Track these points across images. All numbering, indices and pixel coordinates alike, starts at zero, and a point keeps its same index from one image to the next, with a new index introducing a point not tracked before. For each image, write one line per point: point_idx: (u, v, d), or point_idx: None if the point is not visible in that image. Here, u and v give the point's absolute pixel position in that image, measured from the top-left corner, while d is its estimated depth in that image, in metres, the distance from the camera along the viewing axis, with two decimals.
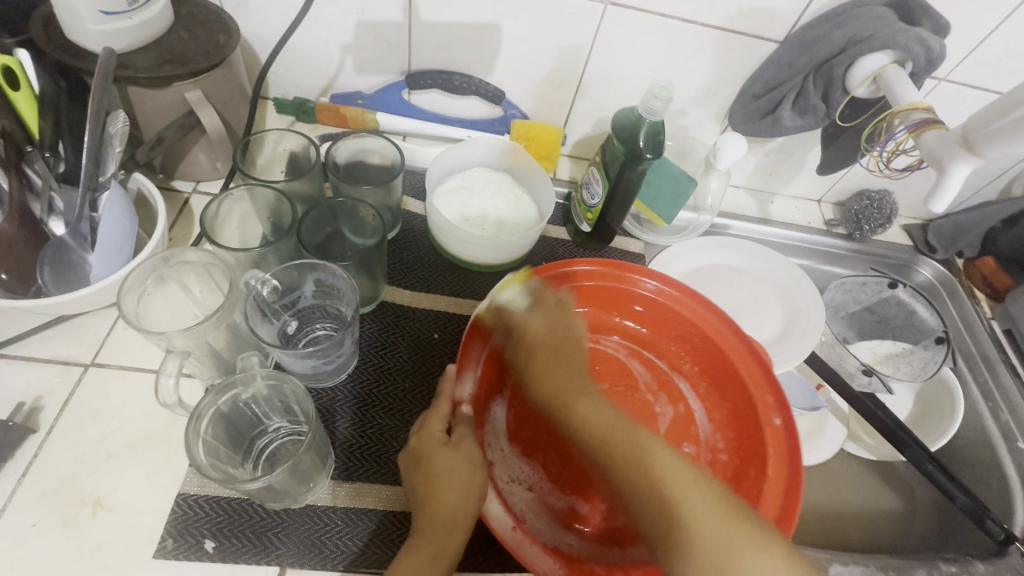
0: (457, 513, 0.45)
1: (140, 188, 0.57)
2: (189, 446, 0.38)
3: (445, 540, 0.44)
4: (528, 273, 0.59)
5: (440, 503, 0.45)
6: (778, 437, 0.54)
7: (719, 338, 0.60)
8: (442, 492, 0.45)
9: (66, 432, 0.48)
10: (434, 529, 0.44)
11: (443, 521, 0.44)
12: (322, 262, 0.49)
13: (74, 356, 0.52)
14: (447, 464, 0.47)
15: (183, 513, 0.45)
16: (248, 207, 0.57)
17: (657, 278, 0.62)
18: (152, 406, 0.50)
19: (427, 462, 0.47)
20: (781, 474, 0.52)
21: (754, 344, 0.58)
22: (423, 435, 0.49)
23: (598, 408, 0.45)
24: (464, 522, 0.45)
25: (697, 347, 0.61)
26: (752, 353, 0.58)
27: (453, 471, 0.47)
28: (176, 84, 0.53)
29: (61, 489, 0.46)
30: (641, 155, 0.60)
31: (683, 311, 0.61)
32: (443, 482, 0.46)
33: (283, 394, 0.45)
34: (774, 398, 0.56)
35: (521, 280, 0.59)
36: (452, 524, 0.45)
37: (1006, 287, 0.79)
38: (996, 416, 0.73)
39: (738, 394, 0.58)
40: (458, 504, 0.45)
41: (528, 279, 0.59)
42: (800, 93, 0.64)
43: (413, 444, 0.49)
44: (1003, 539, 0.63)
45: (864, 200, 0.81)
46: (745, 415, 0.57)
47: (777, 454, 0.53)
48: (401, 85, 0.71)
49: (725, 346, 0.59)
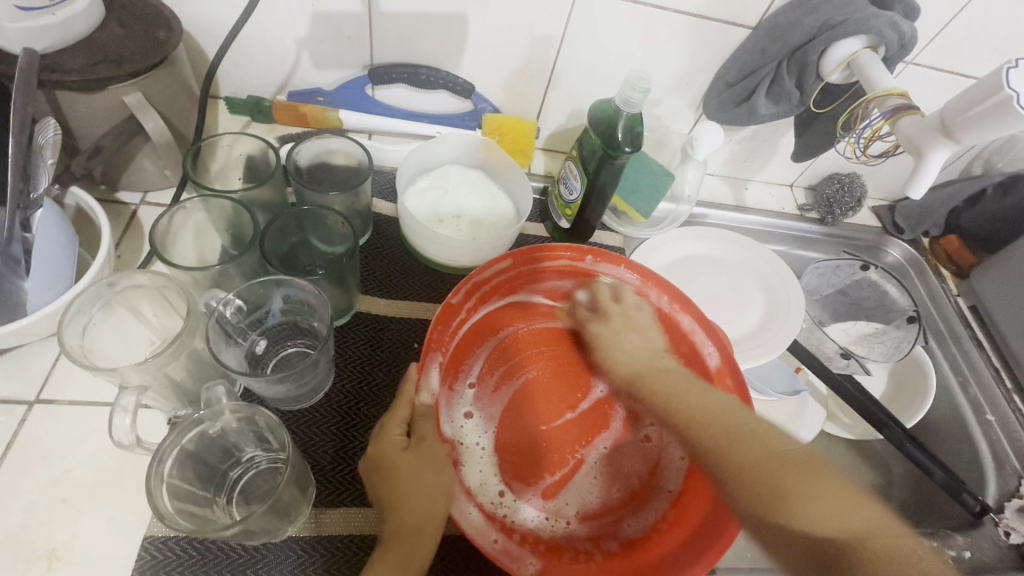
0: (423, 520, 0.43)
1: (80, 204, 0.52)
2: (152, 495, 0.34)
3: (414, 547, 0.41)
4: (504, 259, 0.56)
5: (406, 510, 0.43)
6: None
7: (685, 319, 0.58)
8: (407, 499, 0.43)
9: (12, 477, 0.43)
10: (403, 538, 0.42)
11: (410, 531, 0.42)
12: (289, 278, 0.46)
13: (14, 394, 0.47)
14: (409, 469, 0.44)
15: (150, 558, 0.42)
16: (202, 218, 0.53)
17: (628, 266, 0.60)
18: (108, 443, 0.46)
19: (387, 469, 0.44)
20: None
21: (720, 332, 0.56)
22: (381, 439, 0.45)
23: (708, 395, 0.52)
24: (433, 528, 0.42)
25: (669, 335, 0.59)
26: (717, 342, 0.56)
27: (417, 477, 0.44)
28: (111, 87, 0.48)
29: (11, 543, 0.41)
30: (620, 148, 0.58)
31: (652, 300, 0.60)
32: (406, 489, 0.43)
33: (255, 424, 0.42)
34: (734, 382, 0.55)
35: (480, 266, 0.55)
36: (418, 529, 0.42)
37: (970, 264, 0.82)
38: (965, 390, 0.75)
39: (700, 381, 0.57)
40: (426, 508, 0.43)
41: (502, 268, 0.56)
42: (773, 81, 0.64)
43: (373, 449, 0.46)
44: (979, 511, 0.66)
45: (835, 184, 0.82)
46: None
47: None
48: (364, 80, 0.67)
49: (697, 339, 0.58)
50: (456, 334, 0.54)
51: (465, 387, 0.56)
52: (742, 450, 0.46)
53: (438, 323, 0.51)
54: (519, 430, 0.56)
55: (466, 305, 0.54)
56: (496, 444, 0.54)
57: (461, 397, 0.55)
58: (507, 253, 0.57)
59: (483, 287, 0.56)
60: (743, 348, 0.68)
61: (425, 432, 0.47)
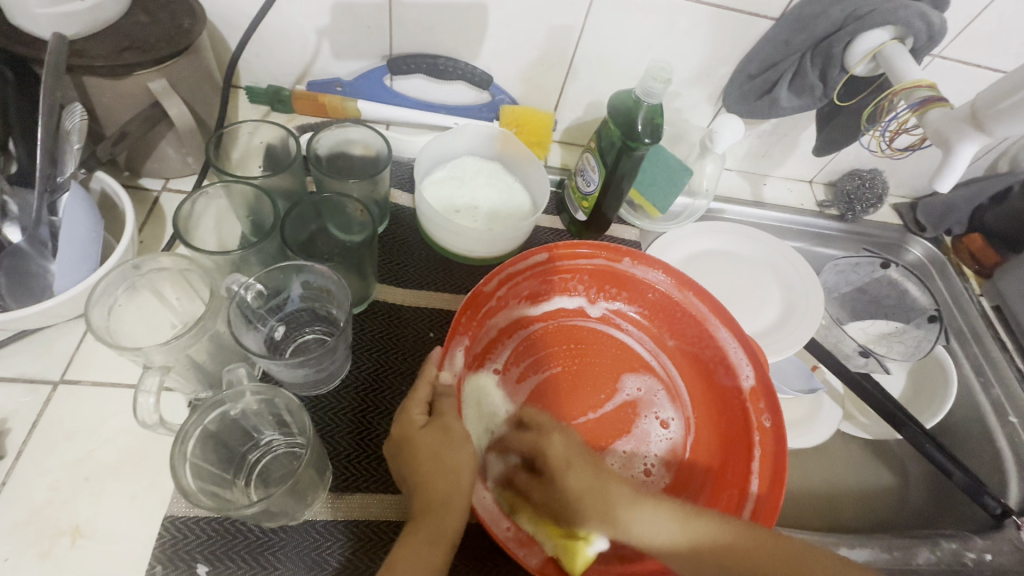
0: (448, 501, 0.42)
1: (104, 188, 0.53)
2: (176, 473, 0.35)
3: (441, 523, 0.41)
4: (532, 252, 0.57)
5: (432, 486, 0.42)
6: (767, 438, 0.52)
7: (720, 330, 0.57)
8: (430, 477, 0.42)
9: (37, 454, 0.44)
10: (430, 516, 0.41)
11: (437, 508, 0.41)
12: (309, 263, 0.46)
13: (41, 374, 0.48)
14: (432, 448, 0.43)
15: (171, 536, 0.42)
16: (224, 204, 0.54)
17: (661, 267, 0.59)
18: (130, 423, 0.47)
19: (409, 447, 0.43)
20: (766, 476, 0.51)
21: (757, 352, 0.55)
22: (402, 419, 0.45)
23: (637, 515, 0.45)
24: (459, 505, 0.42)
25: (702, 341, 0.58)
26: (753, 360, 0.55)
27: (440, 454, 0.43)
28: (137, 73, 0.49)
29: (35, 519, 0.42)
30: (638, 139, 0.57)
31: (686, 305, 0.59)
32: (429, 469, 0.42)
33: (275, 407, 0.42)
34: (767, 401, 0.54)
35: (514, 258, 0.56)
36: (445, 504, 0.42)
37: (994, 263, 0.80)
38: (987, 391, 0.74)
39: (731, 400, 0.56)
40: (450, 486, 0.42)
41: (527, 258, 0.57)
42: (797, 72, 0.62)
43: (396, 429, 0.45)
44: (1000, 513, 0.64)
45: (856, 180, 0.81)
46: (734, 417, 0.55)
47: (764, 454, 0.52)
48: (382, 70, 0.67)
49: (731, 352, 0.56)
50: (483, 322, 0.56)
51: (488, 376, 0.56)
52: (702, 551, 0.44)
53: (465, 309, 0.53)
54: None
55: (495, 293, 0.56)
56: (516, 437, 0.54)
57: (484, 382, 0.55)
58: (543, 246, 0.58)
59: (510, 277, 0.57)
60: (760, 343, 0.67)
61: (447, 410, 0.46)
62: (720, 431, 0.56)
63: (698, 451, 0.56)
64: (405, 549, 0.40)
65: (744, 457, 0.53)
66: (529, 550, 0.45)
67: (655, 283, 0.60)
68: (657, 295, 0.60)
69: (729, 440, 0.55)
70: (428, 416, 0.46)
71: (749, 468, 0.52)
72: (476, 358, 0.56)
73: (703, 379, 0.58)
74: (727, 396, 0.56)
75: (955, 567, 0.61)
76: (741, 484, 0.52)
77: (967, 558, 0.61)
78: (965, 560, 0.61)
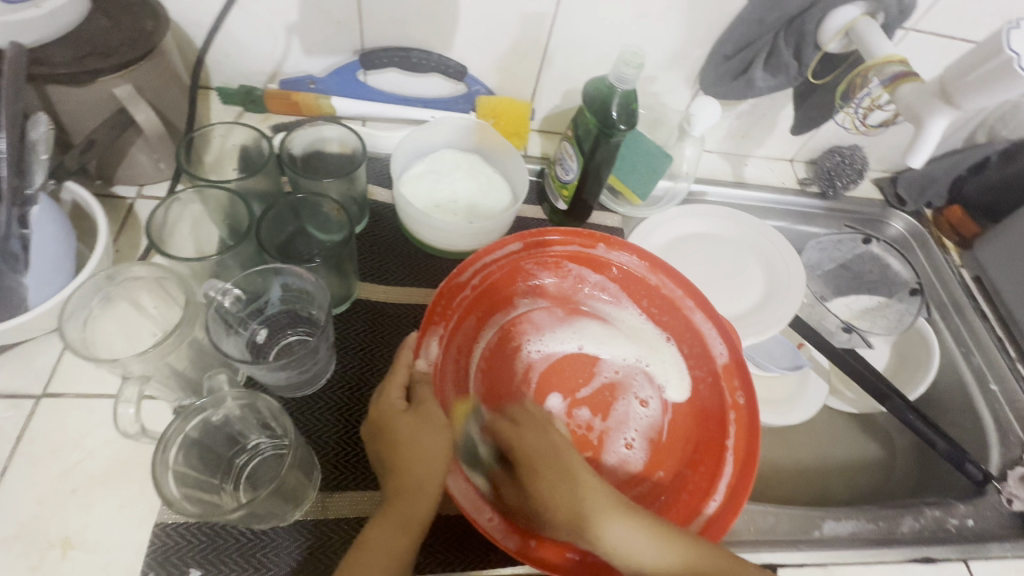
0: (420, 489, 0.41)
1: (76, 199, 0.52)
2: (159, 482, 0.35)
3: (414, 508, 0.41)
4: (508, 239, 0.57)
5: (406, 472, 0.42)
6: (741, 414, 0.53)
7: (694, 312, 0.57)
8: (406, 460, 0.42)
9: (23, 468, 0.44)
10: (403, 498, 0.41)
11: (410, 492, 0.41)
12: (286, 265, 0.46)
13: (22, 389, 0.47)
14: (410, 433, 0.43)
15: (163, 543, 0.42)
16: (199, 209, 0.54)
17: (631, 248, 0.59)
18: (115, 434, 0.47)
19: (388, 430, 0.43)
20: (739, 448, 0.52)
21: (730, 330, 0.56)
22: (383, 401, 0.45)
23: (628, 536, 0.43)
24: (433, 489, 0.42)
25: (675, 324, 0.59)
26: (726, 338, 0.55)
27: (418, 439, 0.43)
28: (102, 79, 0.48)
29: (25, 534, 0.42)
30: (614, 126, 0.58)
31: (660, 288, 0.59)
32: (405, 452, 0.42)
33: (258, 411, 0.42)
34: (741, 379, 0.54)
35: (487, 248, 0.56)
36: (419, 489, 0.41)
37: (974, 235, 0.81)
38: (969, 360, 0.75)
39: (706, 376, 0.56)
40: (426, 473, 0.42)
41: (501, 244, 0.57)
42: (771, 52, 0.62)
43: (374, 413, 0.45)
44: (982, 479, 0.65)
45: (836, 156, 0.82)
46: (708, 398, 0.56)
47: (738, 429, 0.52)
48: (355, 65, 0.66)
49: (704, 331, 0.57)
50: (460, 313, 0.55)
51: (470, 368, 0.56)
52: None
53: (439, 299, 0.53)
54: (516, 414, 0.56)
55: (470, 283, 0.56)
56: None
57: (461, 375, 0.55)
58: (515, 234, 0.58)
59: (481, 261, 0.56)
60: (741, 323, 0.68)
61: (425, 399, 0.46)
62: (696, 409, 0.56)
63: (675, 433, 0.56)
64: (376, 531, 0.40)
65: (719, 434, 0.53)
66: (508, 535, 0.46)
67: (626, 266, 0.60)
68: (630, 278, 0.60)
69: (705, 418, 0.55)
70: (407, 401, 0.46)
71: (723, 442, 0.53)
72: (457, 349, 0.55)
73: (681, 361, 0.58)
74: (702, 375, 0.57)
75: (939, 533, 0.60)
76: (717, 461, 0.52)
77: (949, 525, 0.61)
78: (949, 527, 0.61)
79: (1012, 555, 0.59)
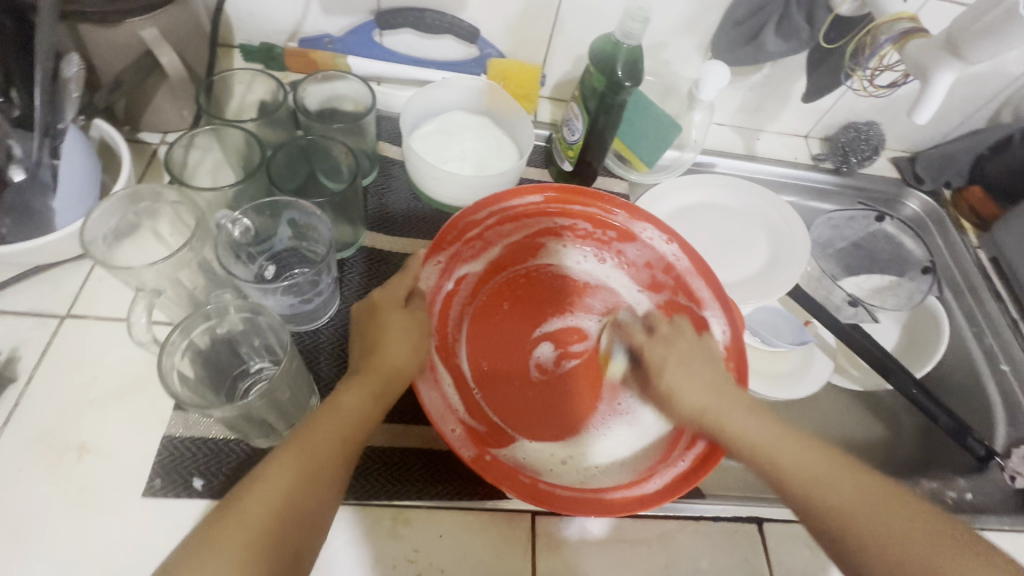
0: (398, 371, 0.43)
1: (103, 136, 0.56)
2: (164, 376, 0.37)
3: (389, 383, 0.43)
4: (524, 187, 0.58)
5: (385, 352, 0.44)
6: None
7: (702, 286, 0.58)
8: (387, 342, 0.44)
9: (46, 379, 0.48)
10: (375, 373, 0.43)
11: (386, 370, 0.43)
12: (293, 200, 0.48)
13: (48, 309, 0.51)
14: (397, 322, 0.45)
15: (169, 454, 0.45)
16: (219, 155, 0.58)
17: (650, 221, 0.60)
18: (131, 355, 0.50)
19: (377, 314, 0.46)
20: None
21: (735, 311, 0.55)
22: (386, 291, 0.47)
23: (687, 384, 0.50)
24: (404, 375, 0.44)
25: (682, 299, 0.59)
26: (730, 319, 0.55)
27: (405, 328, 0.45)
28: (129, 21, 0.50)
29: (44, 436, 0.45)
30: (620, 84, 0.58)
31: (674, 260, 0.60)
32: (390, 335, 0.44)
33: (259, 328, 0.44)
34: (736, 361, 0.54)
35: (509, 193, 0.58)
36: (395, 371, 0.43)
37: (994, 216, 0.79)
38: (980, 340, 0.73)
39: None
40: (405, 359, 0.44)
41: (515, 190, 0.59)
42: (783, 16, 0.62)
43: (373, 296, 0.47)
44: (984, 456, 0.64)
45: (851, 132, 0.81)
46: None
47: None
48: (371, 26, 0.68)
49: (706, 308, 0.57)
50: (468, 250, 0.58)
51: (471, 305, 0.59)
52: (714, 407, 0.48)
53: (451, 226, 0.55)
54: (507, 356, 0.58)
55: (483, 223, 0.58)
56: (485, 364, 0.57)
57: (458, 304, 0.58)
58: (538, 187, 0.59)
59: (497, 204, 0.58)
60: (742, 290, 0.68)
61: (419, 307, 0.48)
62: None
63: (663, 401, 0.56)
64: (350, 394, 0.41)
65: None
66: (467, 445, 0.46)
67: (649, 236, 0.61)
68: (650, 251, 0.61)
69: None
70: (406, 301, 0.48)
71: None
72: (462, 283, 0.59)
73: None
74: None
75: None
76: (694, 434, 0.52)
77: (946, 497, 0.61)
78: None
79: (1009, 529, 0.58)
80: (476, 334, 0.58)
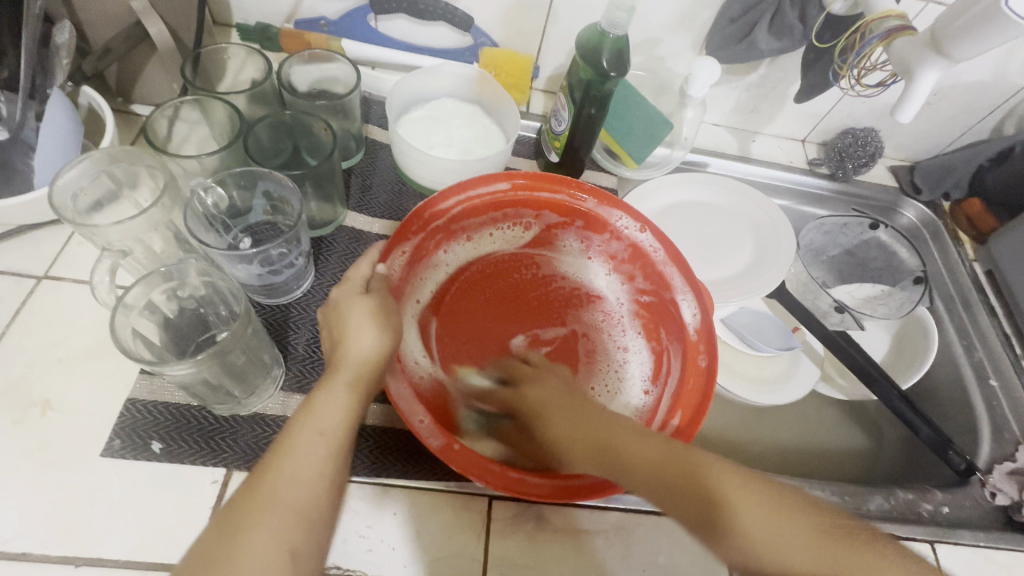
0: (366, 359, 0.42)
1: (91, 104, 0.56)
2: (115, 329, 0.38)
3: (357, 371, 0.41)
4: (499, 174, 0.58)
5: (350, 341, 0.42)
6: (699, 374, 0.53)
7: (674, 275, 0.58)
8: (351, 330, 0.43)
9: (18, 336, 0.48)
10: (345, 364, 0.41)
11: (352, 361, 0.41)
12: (266, 170, 0.49)
13: (26, 269, 0.52)
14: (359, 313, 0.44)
15: (131, 417, 0.46)
16: (207, 129, 0.59)
17: (623, 209, 0.59)
18: (103, 318, 0.50)
19: (342, 306, 0.44)
20: (690, 405, 0.52)
21: (705, 298, 0.56)
22: (347, 284, 0.47)
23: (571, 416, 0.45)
24: (372, 363, 0.42)
25: (655, 287, 0.59)
26: (700, 305, 0.56)
27: (366, 316, 0.44)
28: None
29: (10, 392, 0.46)
30: (606, 74, 0.58)
31: (649, 250, 0.59)
32: (354, 322, 0.43)
33: (220, 292, 0.44)
34: (707, 345, 0.54)
35: (478, 180, 0.57)
36: (364, 359, 0.42)
37: (991, 229, 0.78)
38: (970, 354, 0.72)
39: (676, 337, 0.57)
40: (373, 346, 0.42)
41: (493, 177, 0.57)
42: (776, 14, 0.61)
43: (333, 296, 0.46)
44: (965, 470, 0.63)
45: (850, 137, 0.79)
46: (675, 360, 0.56)
47: (692, 388, 0.53)
48: (366, 9, 0.69)
49: (678, 296, 0.57)
50: (439, 238, 0.57)
51: (443, 294, 0.58)
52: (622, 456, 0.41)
53: (416, 215, 0.54)
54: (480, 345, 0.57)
55: (451, 211, 0.57)
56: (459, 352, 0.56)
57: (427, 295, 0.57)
58: (505, 173, 0.58)
59: (468, 190, 0.57)
60: (723, 289, 0.67)
61: (383, 292, 0.47)
62: (660, 369, 0.57)
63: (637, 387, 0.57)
64: (323, 395, 0.39)
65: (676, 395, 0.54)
66: (436, 434, 0.45)
67: (621, 224, 0.60)
68: (621, 240, 0.60)
69: (663, 378, 0.56)
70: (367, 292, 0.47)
71: (679, 403, 0.53)
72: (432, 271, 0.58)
73: (656, 322, 0.59)
74: (672, 341, 0.57)
75: (909, 515, 0.58)
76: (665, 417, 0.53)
77: (921, 509, 0.59)
78: (921, 511, 0.59)
79: (984, 545, 0.56)
80: (446, 323, 0.57)
